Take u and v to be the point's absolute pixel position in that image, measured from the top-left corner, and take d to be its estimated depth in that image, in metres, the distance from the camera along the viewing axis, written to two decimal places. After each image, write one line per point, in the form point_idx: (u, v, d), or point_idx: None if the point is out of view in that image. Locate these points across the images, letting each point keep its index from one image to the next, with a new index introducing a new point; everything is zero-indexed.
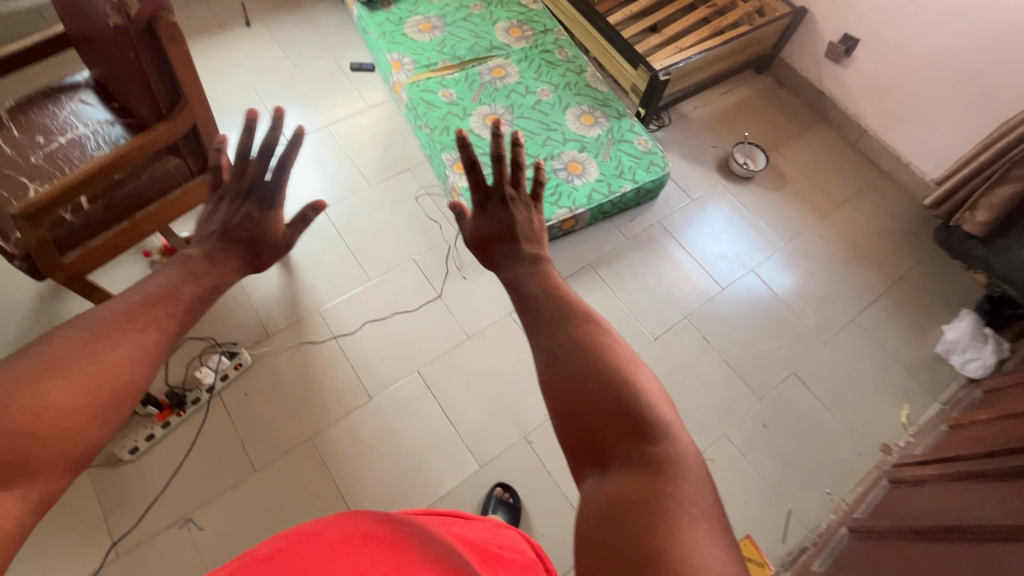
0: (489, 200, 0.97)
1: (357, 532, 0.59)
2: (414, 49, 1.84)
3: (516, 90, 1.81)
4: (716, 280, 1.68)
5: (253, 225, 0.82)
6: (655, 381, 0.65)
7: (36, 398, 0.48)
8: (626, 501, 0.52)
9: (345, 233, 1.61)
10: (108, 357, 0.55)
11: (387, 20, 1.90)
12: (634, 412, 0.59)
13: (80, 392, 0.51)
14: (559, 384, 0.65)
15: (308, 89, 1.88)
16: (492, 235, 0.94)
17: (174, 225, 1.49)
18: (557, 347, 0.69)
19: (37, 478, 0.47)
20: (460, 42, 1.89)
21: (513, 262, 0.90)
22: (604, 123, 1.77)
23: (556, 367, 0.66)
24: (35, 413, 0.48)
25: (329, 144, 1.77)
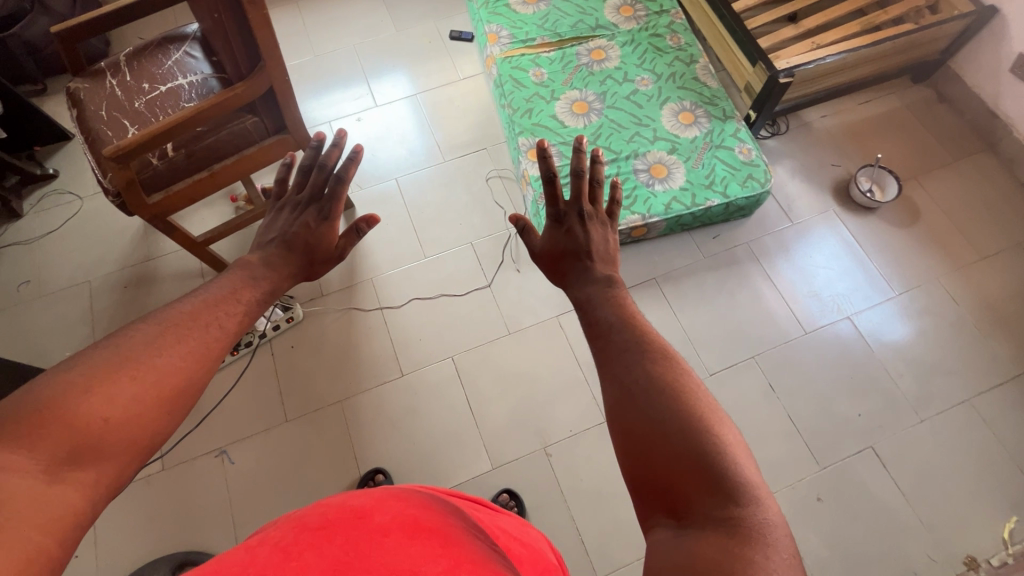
0: (565, 216, 0.94)
1: (408, 520, 0.56)
2: (516, 22, 1.76)
3: (613, 77, 1.66)
4: (805, 324, 1.46)
5: (309, 230, 0.86)
6: (737, 430, 0.59)
7: (110, 389, 0.51)
8: (701, 567, 0.48)
9: (411, 206, 1.62)
10: (176, 351, 0.57)
11: None
12: (713, 466, 0.55)
13: (147, 385, 0.53)
14: (630, 426, 0.61)
15: (404, 55, 1.88)
16: (565, 252, 0.91)
17: (260, 177, 1.60)
18: (628, 381, 0.64)
19: (95, 467, 0.48)
20: (564, 18, 1.77)
21: (586, 281, 0.86)
22: (704, 124, 1.58)
23: (630, 405, 0.62)
24: (100, 402, 0.50)
25: (414, 112, 1.77)
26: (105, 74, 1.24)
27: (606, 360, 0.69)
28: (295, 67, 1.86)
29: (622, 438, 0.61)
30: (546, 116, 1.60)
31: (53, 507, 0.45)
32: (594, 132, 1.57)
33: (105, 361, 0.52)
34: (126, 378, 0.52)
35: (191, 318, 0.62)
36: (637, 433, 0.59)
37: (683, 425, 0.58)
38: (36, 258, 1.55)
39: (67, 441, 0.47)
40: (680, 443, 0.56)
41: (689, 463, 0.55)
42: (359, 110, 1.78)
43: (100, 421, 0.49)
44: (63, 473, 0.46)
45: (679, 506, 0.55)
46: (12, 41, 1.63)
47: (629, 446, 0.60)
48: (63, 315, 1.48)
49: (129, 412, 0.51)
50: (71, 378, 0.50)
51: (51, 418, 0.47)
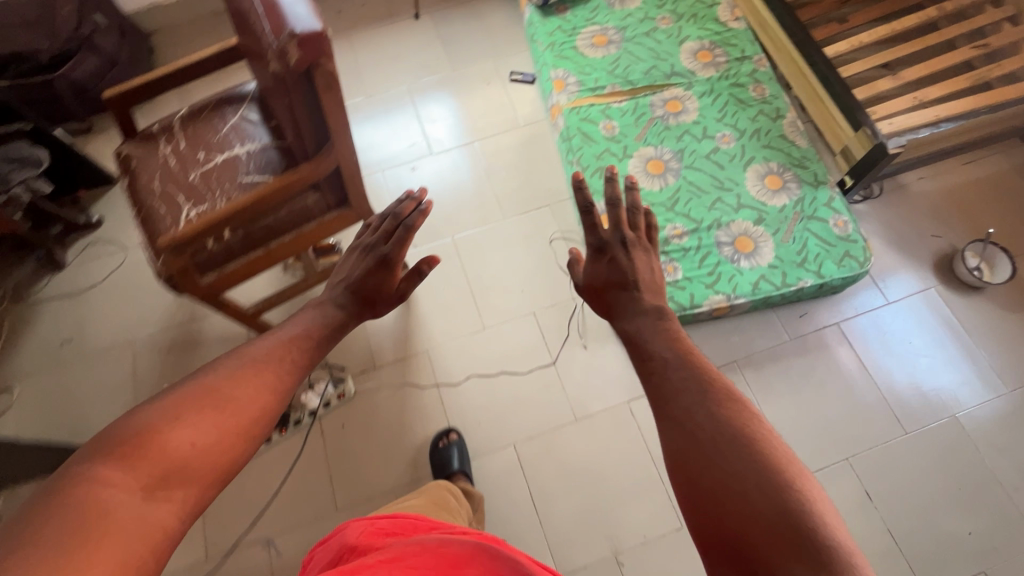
0: (607, 245, 0.80)
1: None
2: (583, 67, 1.64)
3: (691, 131, 1.53)
4: (888, 398, 1.34)
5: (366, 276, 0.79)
6: (819, 484, 0.52)
7: (192, 421, 0.51)
8: None
9: (468, 266, 1.51)
10: (255, 379, 0.57)
11: (560, 29, 1.71)
12: (802, 535, 0.47)
13: (225, 418, 0.52)
14: (695, 480, 0.54)
15: (461, 98, 1.77)
16: (608, 284, 0.77)
17: None
18: (691, 425, 0.57)
19: (183, 491, 0.47)
20: (636, 63, 1.64)
21: (633, 312, 0.72)
22: (794, 190, 1.43)
23: (694, 455, 0.55)
24: (184, 431, 0.50)
25: (471, 161, 1.66)
26: (158, 138, 1.15)
27: (661, 397, 0.61)
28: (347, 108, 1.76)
29: (687, 493, 0.54)
30: (618, 177, 1.47)
31: (146, 530, 0.44)
32: (671, 197, 1.44)
33: (193, 389, 0.53)
34: (210, 406, 0.52)
35: (277, 355, 0.62)
36: (706, 490, 0.52)
37: (758, 486, 0.50)
38: (79, 313, 1.48)
39: (158, 467, 0.47)
40: (759, 507, 0.49)
41: (769, 531, 0.48)
42: (413, 157, 1.68)
43: (188, 444, 0.49)
44: (155, 497, 0.45)
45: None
46: (60, 84, 1.56)
47: (697, 505, 0.53)
48: (106, 376, 1.41)
49: (214, 441, 0.50)
50: (163, 407, 0.51)
51: (144, 441, 0.47)
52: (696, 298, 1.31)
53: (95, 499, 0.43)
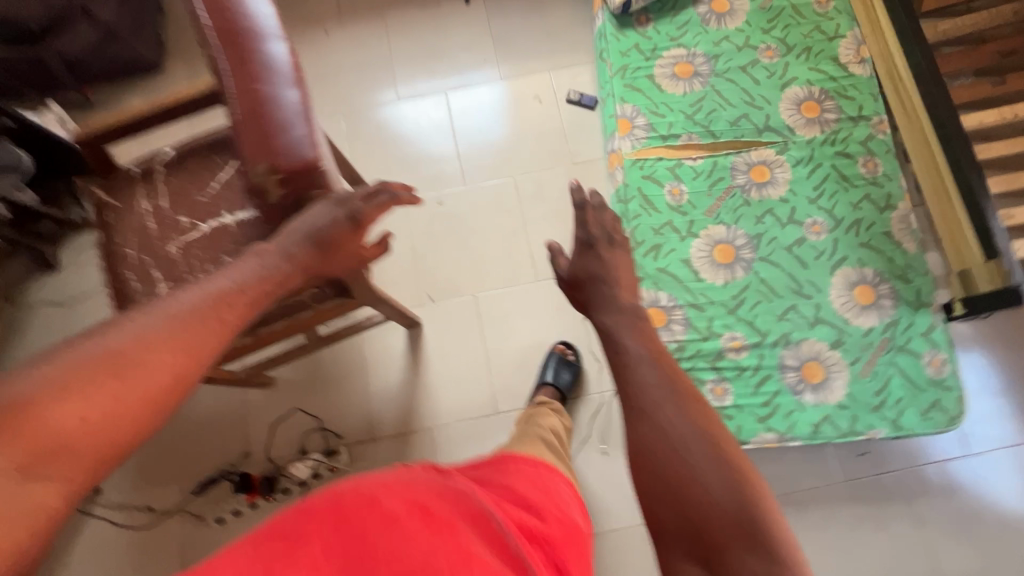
0: (594, 242, 0.79)
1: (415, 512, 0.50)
2: (657, 105, 1.35)
3: (775, 212, 1.27)
4: (933, 533, 1.17)
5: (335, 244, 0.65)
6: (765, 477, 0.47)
7: (84, 390, 0.39)
8: None
9: (488, 334, 1.33)
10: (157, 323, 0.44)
11: (637, 47, 1.40)
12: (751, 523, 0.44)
13: (129, 395, 0.40)
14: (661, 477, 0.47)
15: (507, 119, 1.49)
16: (590, 278, 0.73)
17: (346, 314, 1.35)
18: (653, 419, 0.49)
19: (61, 479, 0.37)
20: (723, 108, 1.34)
21: (613, 308, 0.66)
22: (887, 310, 1.19)
23: (648, 447, 0.48)
24: (67, 412, 0.38)
25: (507, 199, 1.43)
26: (138, 186, 0.97)
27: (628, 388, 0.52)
28: (375, 113, 1.52)
29: (650, 486, 0.47)
30: (676, 261, 1.24)
31: (22, 508, 0.35)
32: (736, 296, 1.21)
33: (83, 354, 0.40)
34: (110, 365, 0.40)
35: (222, 317, 0.48)
36: (664, 482, 0.46)
37: (719, 482, 0.45)
38: (69, 325, 1.38)
39: (23, 450, 0.36)
40: (719, 502, 0.44)
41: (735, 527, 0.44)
42: (443, 184, 1.45)
43: (78, 419, 0.38)
44: (35, 479, 0.36)
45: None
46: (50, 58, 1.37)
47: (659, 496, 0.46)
48: None
49: (101, 420, 0.39)
50: (47, 375, 0.38)
51: (19, 420, 0.36)
52: (744, 431, 1.13)
53: None
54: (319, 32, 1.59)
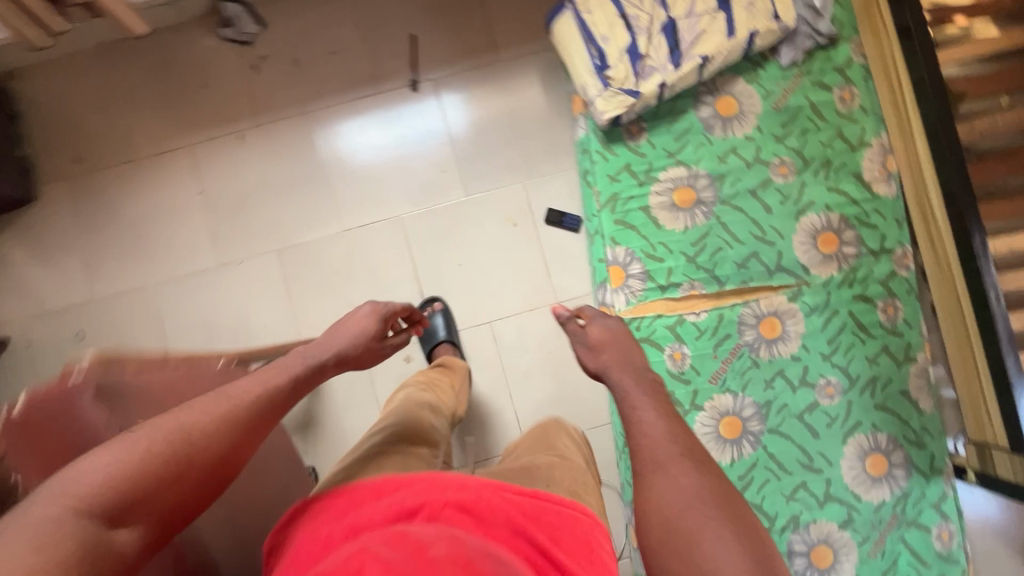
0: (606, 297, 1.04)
1: None
2: (654, 247, 1.15)
3: (786, 373, 1.14)
4: None
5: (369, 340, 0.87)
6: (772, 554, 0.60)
7: (157, 445, 0.57)
8: None
9: None
10: (209, 412, 0.62)
11: (628, 167, 1.16)
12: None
13: (180, 454, 0.58)
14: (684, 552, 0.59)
15: (476, 246, 1.27)
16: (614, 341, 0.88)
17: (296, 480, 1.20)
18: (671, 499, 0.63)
19: (134, 524, 0.54)
20: (730, 244, 1.15)
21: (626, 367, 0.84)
22: (899, 481, 1.12)
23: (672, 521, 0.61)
24: (136, 470, 0.55)
25: (485, 349, 1.26)
26: None
27: (657, 460, 0.67)
28: (317, 249, 1.26)
29: (676, 557, 0.59)
30: None
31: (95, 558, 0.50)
32: (744, 477, 1.12)
33: (156, 428, 0.58)
34: (172, 443, 0.58)
35: (264, 401, 0.68)
36: (688, 549, 0.59)
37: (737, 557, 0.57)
38: None
39: (112, 501, 0.53)
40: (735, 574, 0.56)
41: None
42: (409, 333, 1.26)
43: (157, 480, 0.56)
44: (119, 527, 0.53)
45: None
46: None
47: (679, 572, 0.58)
48: None
49: (147, 483, 0.55)
50: (137, 443, 0.56)
51: (94, 485, 0.52)
52: None
53: (55, 525, 0.49)
54: (232, 138, 1.29)
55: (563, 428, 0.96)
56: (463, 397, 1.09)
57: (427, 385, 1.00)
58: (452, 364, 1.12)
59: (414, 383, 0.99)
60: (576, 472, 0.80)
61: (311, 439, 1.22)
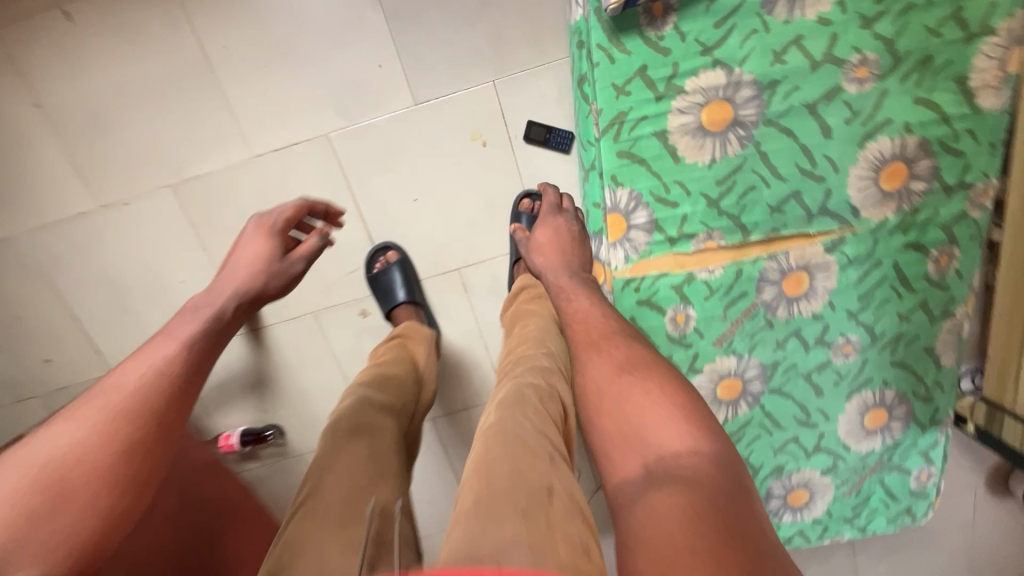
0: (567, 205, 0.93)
1: None
2: (666, 187, 0.87)
3: (802, 333, 0.98)
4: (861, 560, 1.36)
5: (267, 263, 0.83)
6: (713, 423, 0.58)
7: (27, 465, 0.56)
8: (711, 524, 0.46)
9: (455, 458, 1.18)
10: (88, 417, 0.60)
11: (642, 71, 0.80)
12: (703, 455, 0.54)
13: (68, 458, 0.57)
14: (632, 434, 0.59)
15: (435, 175, 0.97)
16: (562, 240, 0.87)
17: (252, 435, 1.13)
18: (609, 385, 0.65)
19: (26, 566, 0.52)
20: (765, 181, 0.88)
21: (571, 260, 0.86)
22: (895, 433, 1.07)
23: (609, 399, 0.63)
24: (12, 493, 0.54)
25: (453, 299, 1.06)
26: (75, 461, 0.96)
27: (601, 346, 0.69)
28: (226, 183, 0.96)
29: (621, 444, 0.59)
30: None
31: None
32: (734, 434, 1.06)
33: (36, 455, 0.57)
34: (55, 465, 0.56)
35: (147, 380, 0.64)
36: (628, 425, 0.60)
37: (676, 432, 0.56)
38: None
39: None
40: (673, 443, 0.55)
41: (704, 472, 0.52)
42: (361, 283, 1.04)
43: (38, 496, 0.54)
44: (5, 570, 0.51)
45: (679, 537, 0.46)
46: None
47: (621, 452, 0.58)
48: None
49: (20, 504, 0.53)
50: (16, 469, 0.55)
51: None
52: None
53: None
54: (66, 19, 0.87)
55: (535, 388, 0.71)
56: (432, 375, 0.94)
57: (370, 384, 0.81)
58: (406, 337, 0.95)
59: (358, 386, 0.81)
60: (544, 474, 0.56)
61: (268, 399, 1.11)
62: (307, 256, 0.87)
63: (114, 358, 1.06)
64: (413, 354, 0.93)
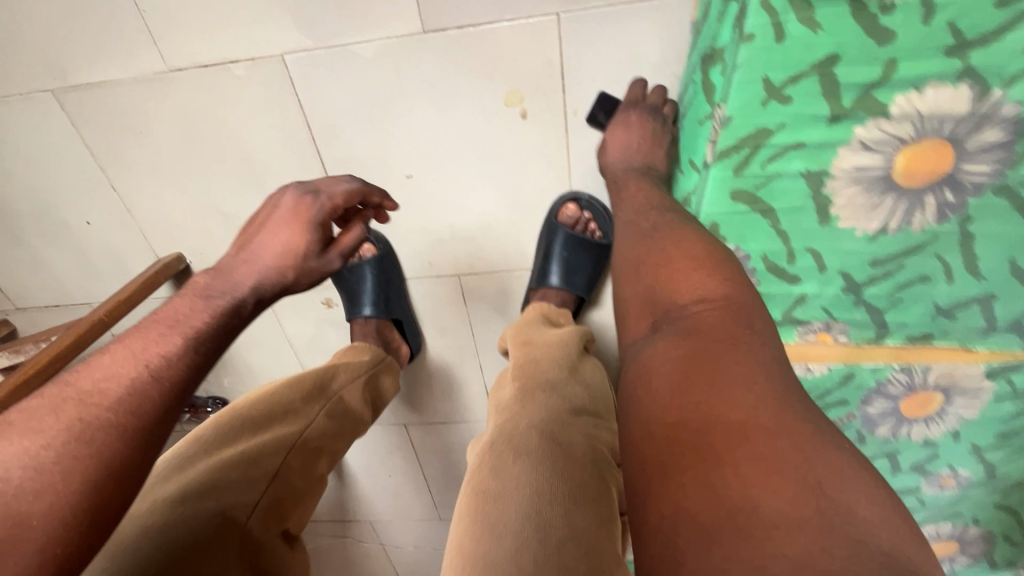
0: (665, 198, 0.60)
1: None
2: (791, 255, 0.55)
3: (898, 455, 0.73)
4: None
5: (301, 258, 0.51)
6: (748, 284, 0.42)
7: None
8: (709, 408, 0.33)
9: (427, 462, 1.02)
10: (46, 431, 0.37)
11: (823, 65, 0.44)
12: (727, 326, 0.39)
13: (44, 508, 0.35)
14: (652, 295, 0.46)
15: (444, 147, 0.65)
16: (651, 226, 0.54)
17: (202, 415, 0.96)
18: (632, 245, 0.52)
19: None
20: (949, 277, 0.55)
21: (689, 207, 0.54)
22: (956, 565, 0.87)
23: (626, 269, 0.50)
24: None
25: (447, 310, 0.79)
26: None
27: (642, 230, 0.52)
28: (131, 104, 0.64)
29: (637, 300, 0.48)
30: None
31: None
32: None
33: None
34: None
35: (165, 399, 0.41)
36: (654, 287, 0.46)
37: (699, 295, 0.42)
38: None
39: None
40: (697, 295, 0.42)
41: (726, 321, 0.39)
42: None
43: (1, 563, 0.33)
44: None
45: (667, 402, 0.36)
46: None
47: (637, 308, 0.47)
48: None
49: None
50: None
51: None
52: None
53: None
54: None
55: (566, 446, 0.54)
56: (347, 405, 0.69)
57: (238, 429, 0.60)
58: (339, 363, 0.71)
59: (229, 422, 0.60)
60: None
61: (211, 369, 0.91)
62: (350, 251, 0.55)
63: (20, 295, 0.85)
64: (328, 380, 0.68)
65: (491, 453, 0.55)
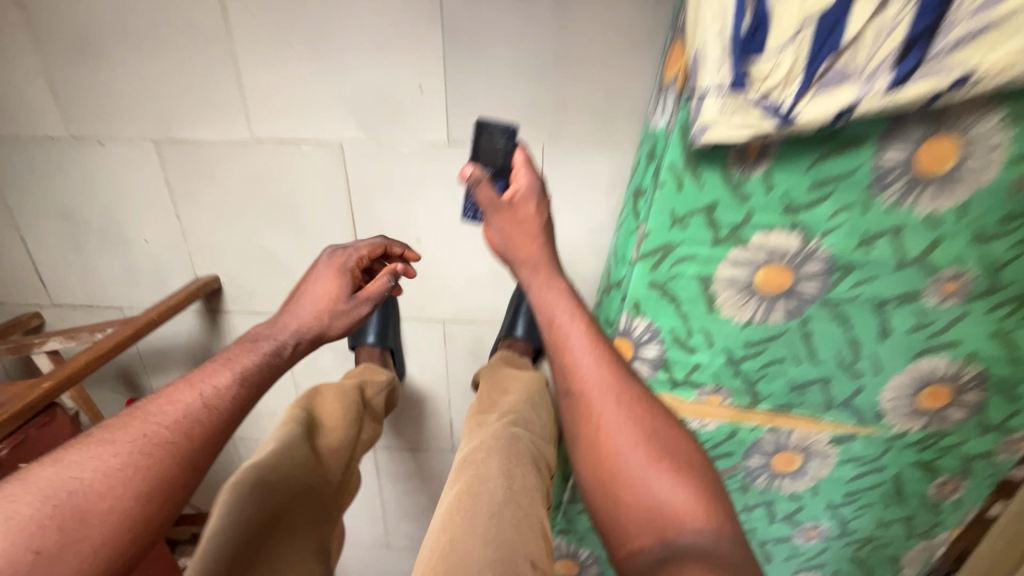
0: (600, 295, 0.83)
1: None
2: (690, 331, 0.77)
3: (774, 505, 0.92)
4: None
5: (334, 305, 0.76)
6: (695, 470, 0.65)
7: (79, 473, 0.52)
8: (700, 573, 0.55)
9: (387, 486, 1.14)
10: (117, 444, 0.55)
11: (710, 209, 0.68)
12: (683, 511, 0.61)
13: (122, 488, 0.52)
14: (622, 481, 0.65)
15: (447, 223, 0.86)
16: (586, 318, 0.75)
17: None
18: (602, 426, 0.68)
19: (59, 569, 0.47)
20: (798, 360, 0.77)
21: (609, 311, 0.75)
22: None
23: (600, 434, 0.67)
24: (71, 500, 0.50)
25: (429, 348, 0.97)
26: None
27: (608, 391, 0.68)
28: (212, 159, 0.84)
29: (610, 484, 0.66)
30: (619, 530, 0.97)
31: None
32: None
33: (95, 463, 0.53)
34: (61, 496, 0.50)
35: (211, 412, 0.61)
36: (622, 472, 0.65)
37: (665, 483, 0.63)
38: None
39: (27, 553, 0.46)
40: (662, 488, 0.63)
41: (689, 501, 0.62)
42: None
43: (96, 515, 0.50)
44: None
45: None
46: None
47: (617, 486, 0.65)
48: None
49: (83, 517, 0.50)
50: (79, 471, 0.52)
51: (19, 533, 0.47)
52: None
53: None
54: None
55: (520, 442, 0.71)
56: (375, 410, 0.85)
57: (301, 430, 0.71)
58: (364, 377, 0.87)
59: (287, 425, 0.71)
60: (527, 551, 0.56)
61: None
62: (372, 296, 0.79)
63: (58, 291, 0.99)
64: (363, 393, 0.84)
65: (476, 456, 0.68)
